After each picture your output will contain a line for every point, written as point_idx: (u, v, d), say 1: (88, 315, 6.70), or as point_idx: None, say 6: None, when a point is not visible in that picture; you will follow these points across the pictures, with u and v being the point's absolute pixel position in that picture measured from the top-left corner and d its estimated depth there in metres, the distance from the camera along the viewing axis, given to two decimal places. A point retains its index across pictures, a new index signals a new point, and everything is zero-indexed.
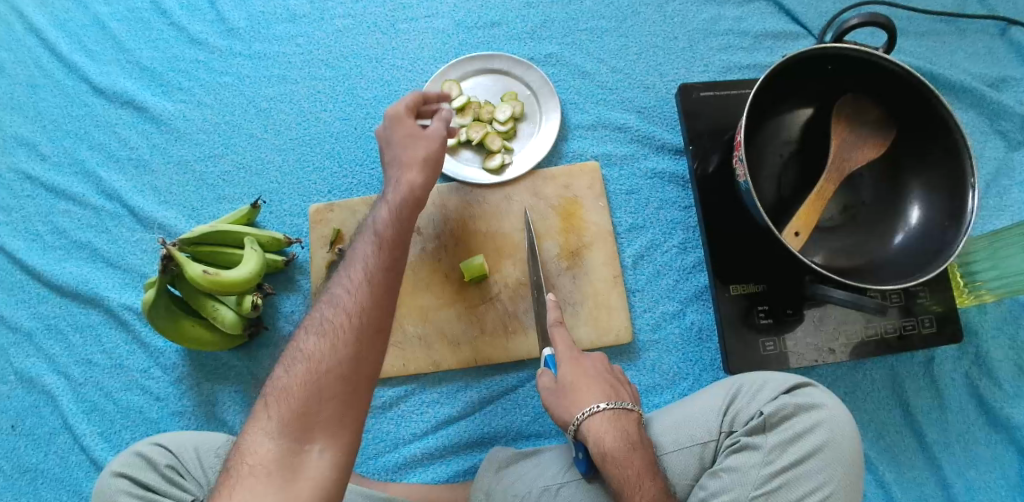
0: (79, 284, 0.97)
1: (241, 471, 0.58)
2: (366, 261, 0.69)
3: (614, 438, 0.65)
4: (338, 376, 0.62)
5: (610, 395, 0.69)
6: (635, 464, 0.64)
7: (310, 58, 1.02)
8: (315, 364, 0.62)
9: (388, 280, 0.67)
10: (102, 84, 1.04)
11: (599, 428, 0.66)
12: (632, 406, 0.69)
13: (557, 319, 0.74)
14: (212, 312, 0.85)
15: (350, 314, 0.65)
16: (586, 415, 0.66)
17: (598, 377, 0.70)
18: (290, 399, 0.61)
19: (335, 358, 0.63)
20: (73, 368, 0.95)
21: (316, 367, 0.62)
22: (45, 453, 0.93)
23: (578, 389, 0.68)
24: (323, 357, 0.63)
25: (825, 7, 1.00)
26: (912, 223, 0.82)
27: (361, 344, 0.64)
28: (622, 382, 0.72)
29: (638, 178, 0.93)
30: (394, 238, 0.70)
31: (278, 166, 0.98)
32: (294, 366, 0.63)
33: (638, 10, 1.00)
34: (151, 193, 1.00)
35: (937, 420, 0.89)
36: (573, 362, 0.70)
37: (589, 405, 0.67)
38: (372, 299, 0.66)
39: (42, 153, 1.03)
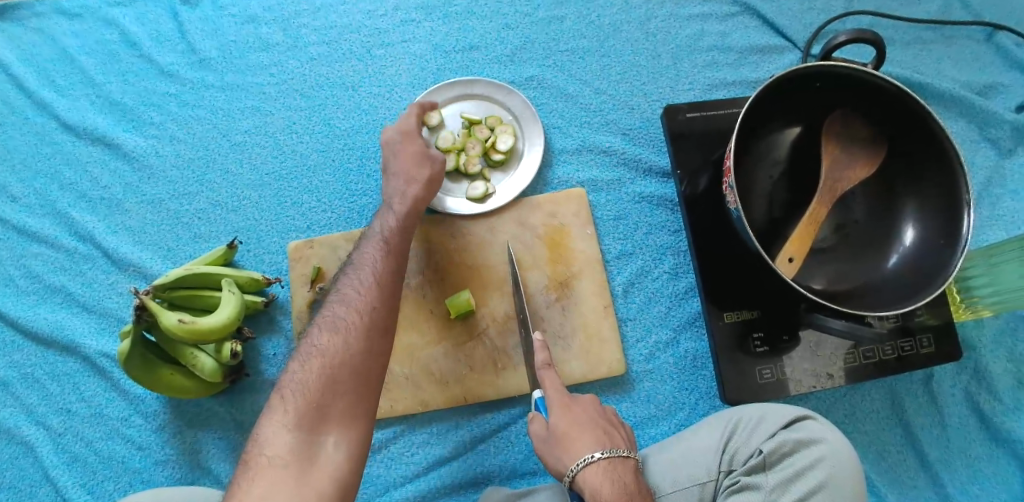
0: (54, 330, 0.93)
1: (259, 463, 0.56)
2: (346, 309, 0.66)
3: (612, 488, 0.63)
4: (348, 373, 0.61)
5: (604, 443, 0.67)
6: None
7: (284, 88, 0.99)
8: (330, 359, 0.61)
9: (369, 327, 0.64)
10: (71, 120, 1.00)
11: (595, 479, 0.64)
12: (628, 452, 0.67)
13: (545, 361, 0.72)
14: (190, 360, 0.82)
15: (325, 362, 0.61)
16: (581, 466, 0.64)
17: (590, 422, 0.69)
18: (304, 394, 0.59)
19: (350, 353, 0.62)
20: (51, 418, 0.91)
21: (327, 364, 0.61)
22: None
23: (571, 435, 0.67)
24: (330, 359, 0.61)
25: (809, 18, 0.98)
26: (907, 244, 0.80)
27: (359, 357, 0.62)
28: (615, 424, 0.71)
29: (625, 203, 0.91)
30: (377, 281, 0.67)
31: (255, 201, 0.94)
32: (307, 361, 0.62)
33: (619, 28, 0.98)
34: (126, 233, 0.96)
35: (939, 439, 0.88)
36: (563, 407, 0.69)
37: (585, 454, 0.65)
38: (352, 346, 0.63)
39: (12, 194, 0.99)
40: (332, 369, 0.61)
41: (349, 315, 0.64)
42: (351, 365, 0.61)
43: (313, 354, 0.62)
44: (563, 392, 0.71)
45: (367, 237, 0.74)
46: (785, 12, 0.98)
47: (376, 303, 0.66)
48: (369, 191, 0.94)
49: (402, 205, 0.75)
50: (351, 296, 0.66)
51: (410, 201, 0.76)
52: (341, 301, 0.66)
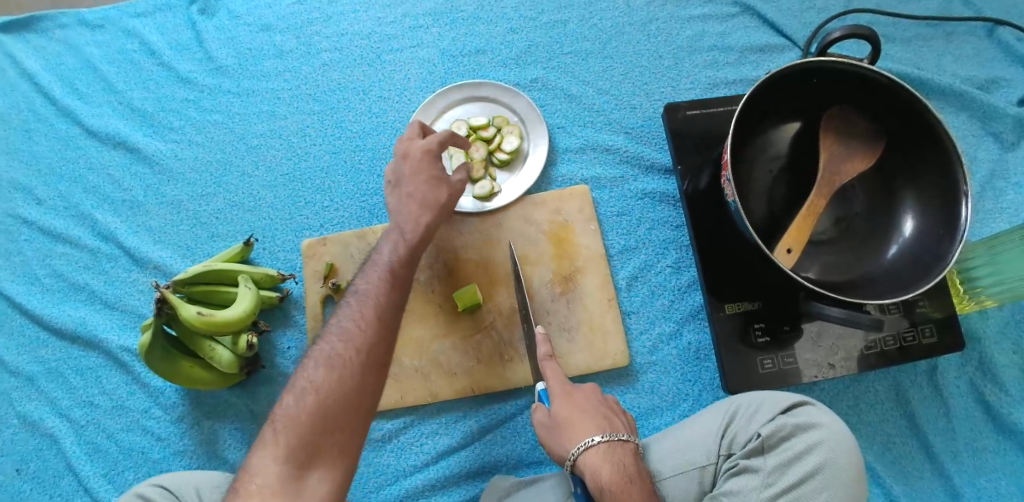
0: (77, 326, 0.97)
1: (248, 491, 0.59)
2: (348, 328, 0.67)
3: (609, 469, 0.65)
4: (336, 410, 0.63)
5: (604, 427, 0.69)
6: (636, 493, 0.63)
7: (298, 93, 1.03)
8: (323, 394, 0.63)
9: (364, 362, 0.66)
10: (94, 126, 1.05)
11: (594, 461, 0.66)
12: (628, 436, 0.69)
13: (546, 353, 0.74)
14: (209, 352, 0.85)
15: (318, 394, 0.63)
16: (579, 450, 0.67)
17: (592, 407, 0.71)
18: (294, 426, 0.62)
19: (343, 390, 0.64)
20: (75, 410, 0.95)
21: (319, 400, 0.63)
22: (49, 496, 0.92)
23: (571, 422, 0.69)
24: (322, 394, 0.63)
25: (809, 17, 1.00)
26: (906, 234, 0.81)
27: (352, 393, 0.64)
28: (617, 412, 0.73)
29: (629, 199, 0.93)
30: (377, 314, 0.69)
31: (271, 202, 0.98)
32: (302, 394, 0.63)
33: (621, 30, 1.00)
34: (147, 233, 1.00)
35: (945, 429, 0.88)
36: (565, 397, 0.72)
37: (585, 438, 0.67)
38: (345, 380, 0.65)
39: (38, 197, 1.04)
40: (324, 404, 0.63)
41: (345, 353, 0.66)
42: (341, 402, 0.63)
43: (309, 388, 0.64)
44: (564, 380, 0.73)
45: (373, 259, 0.75)
46: (784, 12, 1.00)
47: (372, 338, 0.67)
48: (379, 190, 0.97)
49: (411, 226, 0.76)
50: (349, 328, 0.67)
51: (417, 217, 0.77)
52: (341, 334, 0.67)
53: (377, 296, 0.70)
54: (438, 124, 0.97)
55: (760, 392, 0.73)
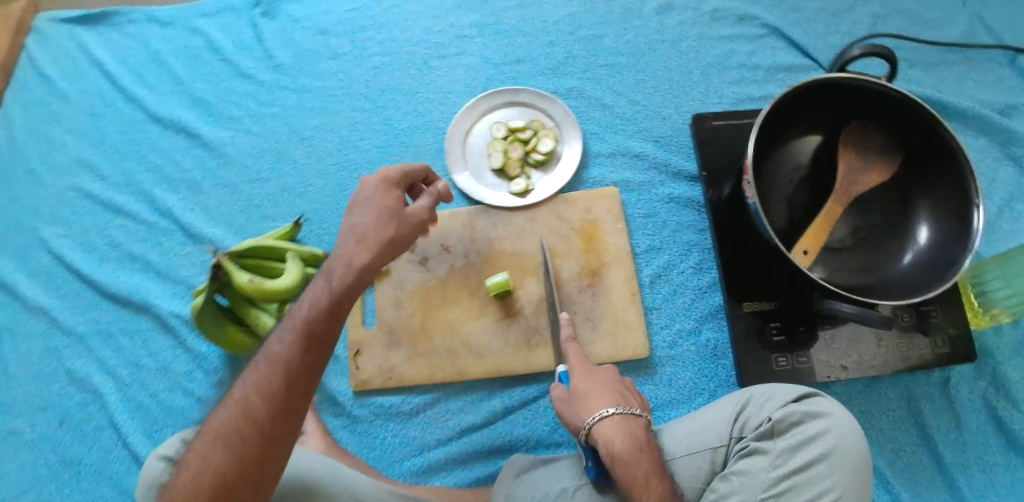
0: (130, 292, 1.04)
1: None
2: (251, 393, 0.62)
3: (622, 438, 0.72)
4: (225, 492, 0.59)
5: (618, 402, 0.76)
6: (645, 462, 0.70)
7: (350, 92, 1.11)
8: (214, 467, 0.59)
9: (261, 431, 0.60)
10: (160, 113, 1.14)
11: (608, 431, 0.73)
12: (641, 412, 0.76)
13: (569, 336, 0.85)
14: (255, 320, 0.92)
15: (210, 466, 0.59)
16: (596, 420, 0.74)
17: (610, 385, 0.78)
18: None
19: (235, 462, 0.59)
20: (120, 369, 1.01)
21: (211, 472, 0.59)
22: (90, 448, 0.98)
23: (590, 395, 0.77)
24: (209, 474, 0.59)
25: (834, 41, 1.06)
26: (921, 242, 0.86)
27: (246, 464, 0.60)
28: (630, 390, 0.80)
29: (655, 202, 0.99)
30: (280, 374, 0.62)
31: (319, 189, 1.06)
32: (196, 463, 0.60)
33: (654, 47, 1.07)
34: (201, 212, 1.08)
35: (955, 441, 0.90)
36: (585, 374, 0.80)
37: (601, 409, 0.75)
38: (242, 452, 0.60)
39: (102, 174, 1.13)
40: (213, 485, 0.59)
41: (242, 423, 0.61)
42: (227, 482, 0.59)
43: (203, 458, 0.60)
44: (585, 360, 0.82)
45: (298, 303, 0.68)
46: (811, 36, 1.06)
47: (271, 406, 0.61)
48: None
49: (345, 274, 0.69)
50: (250, 392, 0.62)
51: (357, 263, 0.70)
52: (241, 401, 0.62)
53: (281, 359, 0.63)
54: (478, 125, 1.04)
55: (767, 383, 0.79)
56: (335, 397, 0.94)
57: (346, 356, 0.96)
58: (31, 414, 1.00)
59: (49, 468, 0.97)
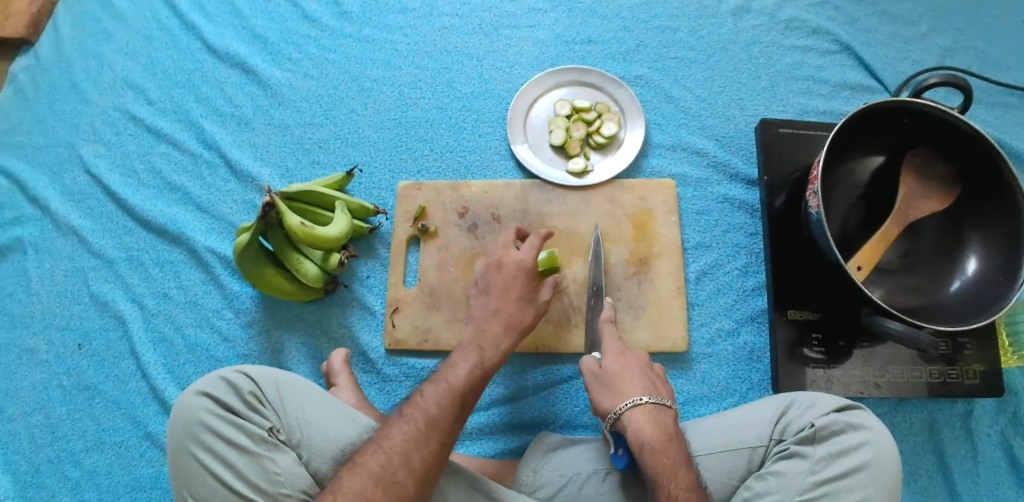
0: (167, 222, 1.01)
1: None
2: (433, 408, 0.73)
3: (652, 427, 0.72)
4: (418, 482, 0.68)
5: (649, 391, 0.75)
6: (676, 452, 0.70)
7: (414, 49, 1.09)
8: (392, 460, 0.68)
9: (440, 444, 0.71)
10: (216, 44, 1.12)
11: (638, 419, 0.72)
12: (671, 403, 0.75)
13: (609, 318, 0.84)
14: (297, 265, 0.90)
15: (390, 459, 0.68)
16: (629, 406, 0.73)
17: (641, 371, 0.78)
18: (380, 489, 0.66)
19: (411, 461, 0.69)
20: (148, 298, 0.98)
21: (390, 463, 0.68)
22: (107, 374, 0.95)
23: (624, 379, 0.76)
24: (410, 467, 0.68)
25: (902, 67, 1.06)
26: (970, 273, 0.86)
27: (420, 468, 0.69)
28: (663, 379, 0.80)
29: (710, 200, 0.99)
30: (461, 400, 0.75)
31: (373, 142, 1.04)
32: (377, 453, 0.69)
33: (726, 47, 1.07)
34: (248, 149, 1.06)
35: (970, 473, 0.90)
36: (619, 356, 0.79)
37: (633, 397, 0.74)
38: (422, 458, 0.69)
39: (149, 98, 1.10)
40: (384, 476, 0.67)
41: (423, 433, 0.71)
42: (421, 476, 0.69)
43: (381, 450, 0.69)
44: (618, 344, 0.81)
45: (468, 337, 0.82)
46: (880, 58, 1.06)
47: (448, 425, 0.72)
48: (477, 149, 1.03)
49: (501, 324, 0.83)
50: (433, 407, 0.73)
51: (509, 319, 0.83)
52: (426, 413, 0.73)
53: (473, 379, 0.77)
54: (543, 99, 1.04)
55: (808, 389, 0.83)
56: (367, 352, 0.94)
57: (384, 312, 0.95)
58: (48, 333, 0.98)
59: (63, 390, 0.95)
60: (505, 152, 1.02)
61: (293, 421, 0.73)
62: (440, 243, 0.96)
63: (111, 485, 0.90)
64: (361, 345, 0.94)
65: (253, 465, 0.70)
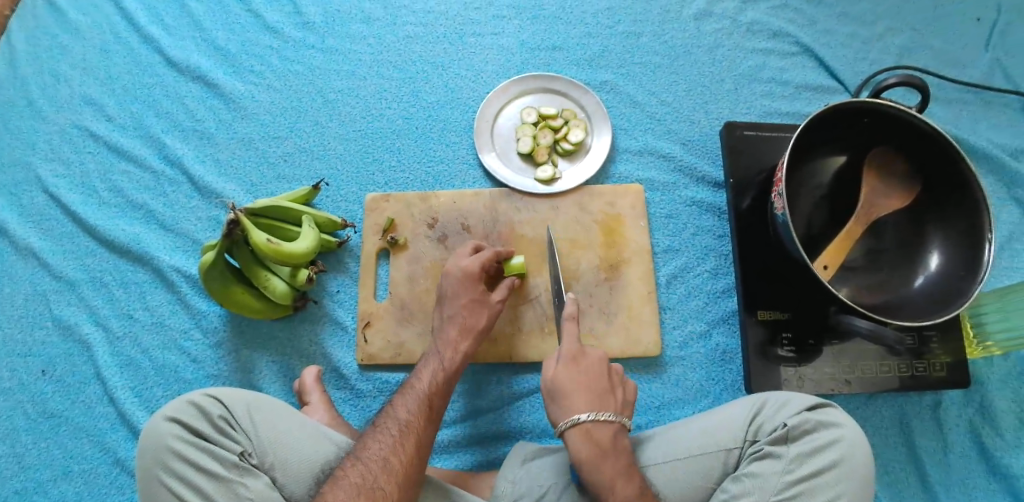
0: (130, 241, 0.99)
1: None
2: (404, 419, 0.74)
3: (586, 443, 0.72)
4: (398, 488, 0.68)
5: (594, 404, 0.74)
6: (615, 466, 0.70)
7: (379, 59, 1.09)
8: (369, 473, 0.68)
9: (415, 453, 0.72)
10: (176, 58, 1.10)
11: (577, 438, 0.72)
12: (613, 416, 0.74)
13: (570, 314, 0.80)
14: (264, 282, 0.89)
15: (370, 470, 0.68)
16: (567, 426, 0.73)
17: (591, 380, 0.76)
18: (364, 498, 0.66)
19: (390, 471, 0.69)
20: (112, 320, 0.96)
21: (368, 474, 0.68)
22: (72, 401, 0.93)
23: (569, 394, 0.74)
24: (390, 473, 0.69)
25: (861, 67, 1.08)
26: (931, 269, 0.88)
27: (398, 478, 0.69)
28: (625, 383, 0.78)
29: (678, 204, 0.99)
30: (430, 409, 0.76)
31: (340, 154, 1.03)
32: (355, 467, 0.69)
33: (689, 50, 1.08)
34: (212, 164, 1.04)
35: (940, 463, 0.91)
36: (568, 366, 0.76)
37: (575, 415, 0.73)
38: (401, 468, 0.70)
39: (108, 114, 1.08)
40: (367, 486, 0.67)
41: (399, 444, 0.71)
42: (402, 481, 0.69)
43: (361, 463, 0.69)
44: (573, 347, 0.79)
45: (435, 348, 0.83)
46: (840, 59, 1.09)
47: (421, 435, 0.74)
48: (446, 159, 1.02)
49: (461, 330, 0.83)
50: (405, 419, 0.74)
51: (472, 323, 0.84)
52: (399, 423, 0.74)
53: (441, 384, 0.79)
54: (509, 108, 1.04)
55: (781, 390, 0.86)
56: (339, 369, 0.92)
57: (355, 327, 0.94)
58: (10, 361, 0.95)
59: (26, 418, 0.92)
60: (473, 161, 1.02)
61: (266, 444, 0.72)
62: (410, 255, 0.96)
63: None
64: (333, 362, 0.93)
65: (225, 492, 0.68)
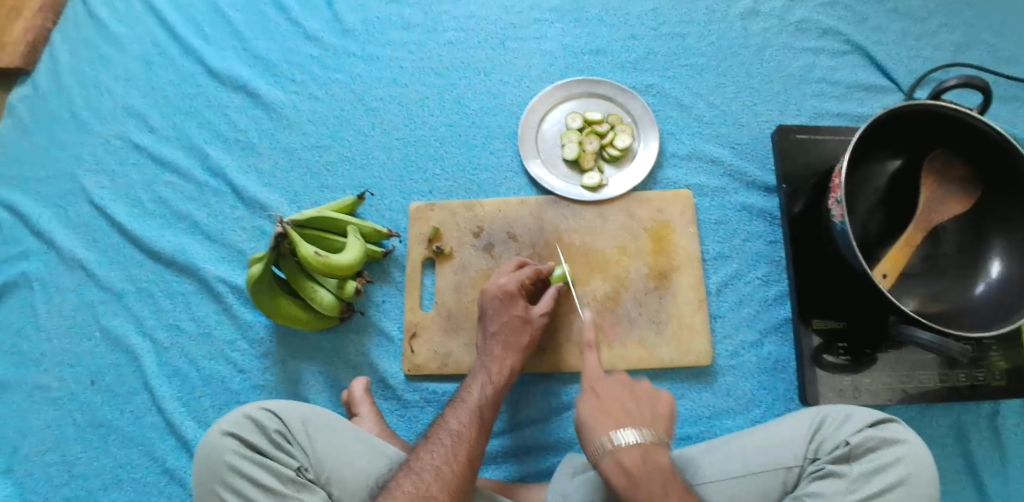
0: (176, 251, 0.99)
1: None
2: (453, 429, 0.73)
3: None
4: (452, 499, 0.67)
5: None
6: None
7: (420, 65, 1.08)
8: (422, 482, 0.67)
9: (469, 463, 0.70)
10: (217, 67, 1.09)
11: None
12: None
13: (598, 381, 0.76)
14: (311, 293, 0.88)
15: (424, 479, 0.67)
16: None
17: (611, 401, 0.73)
18: None
19: (443, 481, 0.67)
20: (160, 331, 0.96)
21: (422, 484, 0.67)
22: (121, 410, 0.93)
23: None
24: (443, 482, 0.67)
25: (914, 65, 1.05)
26: (994, 275, 0.86)
27: (450, 490, 0.67)
28: (654, 401, 0.74)
29: (727, 209, 0.98)
30: (480, 418, 0.75)
31: (382, 162, 1.02)
32: (407, 476, 0.68)
33: (736, 52, 1.06)
34: (255, 174, 1.04)
35: (999, 475, 0.89)
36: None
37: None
38: (456, 478, 0.68)
39: (151, 125, 1.08)
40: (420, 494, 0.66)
41: (452, 455, 0.70)
42: (455, 490, 0.67)
43: (414, 474, 0.68)
44: (595, 372, 0.76)
45: (482, 361, 0.82)
46: (892, 58, 1.05)
47: (472, 443, 0.72)
48: (489, 166, 1.01)
49: (509, 348, 0.82)
50: (455, 430, 0.73)
51: (520, 340, 0.83)
52: (451, 435, 0.72)
53: (489, 396, 0.78)
54: (553, 113, 1.02)
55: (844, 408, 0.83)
56: (386, 379, 0.92)
57: (401, 338, 0.94)
58: (60, 370, 0.96)
59: (77, 428, 0.93)
60: (517, 167, 1.01)
61: (323, 458, 0.72)
62: (456, 264, 0.95)
63: None
64: (380, 372, 0.92)
65: None
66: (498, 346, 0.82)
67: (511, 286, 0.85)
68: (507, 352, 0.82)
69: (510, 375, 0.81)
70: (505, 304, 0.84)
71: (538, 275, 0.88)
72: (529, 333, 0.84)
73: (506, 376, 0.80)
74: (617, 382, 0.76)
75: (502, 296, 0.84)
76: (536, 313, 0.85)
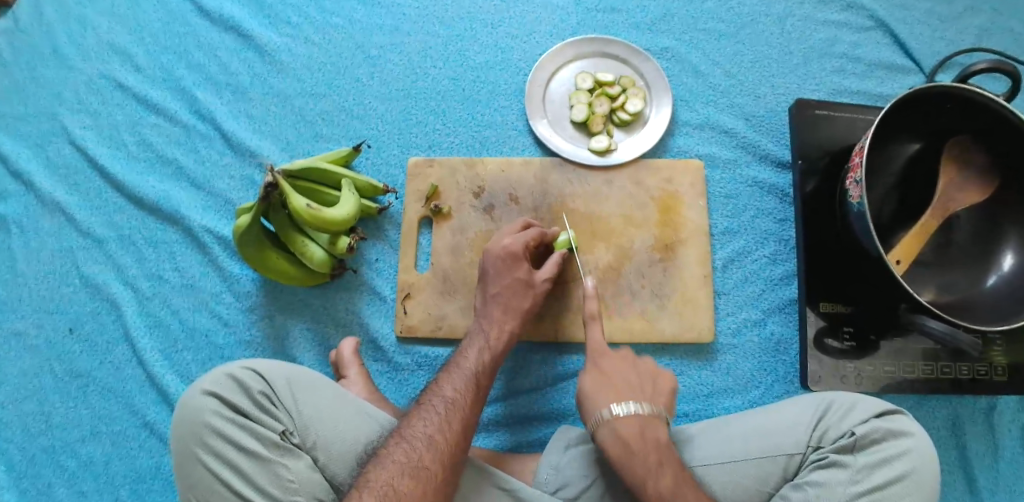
0: (160, 198, 0.94)
1: None
2: (447, 396, 0.70)
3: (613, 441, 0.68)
4: (445, 470, 0.64)
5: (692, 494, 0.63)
6: None
7: (425, 13, 1.02)
8: (415, 452, 0.64)
9: (464, 433, 0.67)
10: (209, 5, 1.02)
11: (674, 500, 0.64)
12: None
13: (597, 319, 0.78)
14: (301, 248, 0.83)
15: (416, 449, 0.64)
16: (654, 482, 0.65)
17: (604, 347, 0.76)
18: (408, 477, 0.62)
19: (436, 452, 0.64)
20: (141, 280, 0.92)
21: (415, 455, 0.64)
22: (99, 361, 0.89)
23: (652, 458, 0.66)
24: (435, 452, 0.64)
25: (938, 46, 1.01)
26: (1006, 268, 0.83)
27: (443, 462, 0.64)
28: (644, 344, 0.77)
29: (739, 184, 0.94)
30: (476, 386, 0.72)
31: (381, 114, 0.97)
32: (399, 445, 0.65)
33: (756, 19, 1.01)
34: (246, 120, 0.98)
35: (990, 467, 0.88)
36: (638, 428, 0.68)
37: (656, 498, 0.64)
38: (450, 449, 0.65)
39: (137, 63, 1.01)
40: (411, 465, 0.63)
41: (445, 425, 0.67)
42: (448, 460, 0.64)
43: (406, 443, 0.65)
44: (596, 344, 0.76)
45: (480, 327, 0.79)
46: (917, 35, 1.01)
47: (467, 411, 0.69)
48: (493, 124, 0.96)
49: (507, 313, 0.79)
50: (450, 397, 0.70)
51: (518, 305, 0.79)
52: (445, 402, 0.69)
53: (484, 362, 0.75)
54: (562, 72, 0.97)
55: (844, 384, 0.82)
56: (376, 340, 0.89)
57: (393, 298, 0.90)
58: (36, 317, 0.91)
59: (54, 377, 0.89)
60: (523, 127, 0.96)
61: (308, 421, 0.68)
62: (455, 224, 0.90)
63: (108, 476, 0.85)
64: (371, 333, 0.89)
65: (265, 472, 0.65)
66: (496, 310, 0.79)
67: (513, 248, 0.81)
68: (506, 316, 0.78)
69: (509, 342, 0.77)
70: (506, 266, 0.80)
71: (540, 240, 0.84)
72: (529, 298, 0.80)
73: (506, 344, 0.77)
74: (625, 362, 0.73)
75: (504, 258, 0.80)
76: (536, 280, 0.81)
